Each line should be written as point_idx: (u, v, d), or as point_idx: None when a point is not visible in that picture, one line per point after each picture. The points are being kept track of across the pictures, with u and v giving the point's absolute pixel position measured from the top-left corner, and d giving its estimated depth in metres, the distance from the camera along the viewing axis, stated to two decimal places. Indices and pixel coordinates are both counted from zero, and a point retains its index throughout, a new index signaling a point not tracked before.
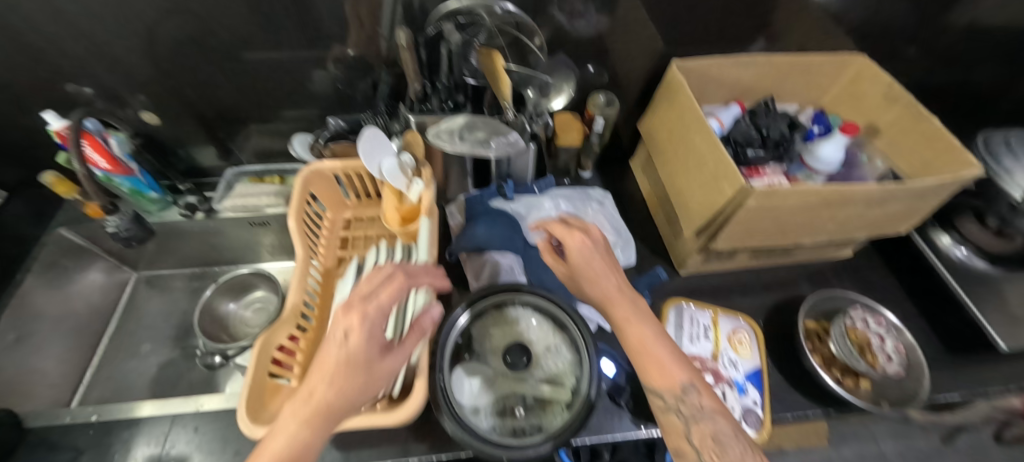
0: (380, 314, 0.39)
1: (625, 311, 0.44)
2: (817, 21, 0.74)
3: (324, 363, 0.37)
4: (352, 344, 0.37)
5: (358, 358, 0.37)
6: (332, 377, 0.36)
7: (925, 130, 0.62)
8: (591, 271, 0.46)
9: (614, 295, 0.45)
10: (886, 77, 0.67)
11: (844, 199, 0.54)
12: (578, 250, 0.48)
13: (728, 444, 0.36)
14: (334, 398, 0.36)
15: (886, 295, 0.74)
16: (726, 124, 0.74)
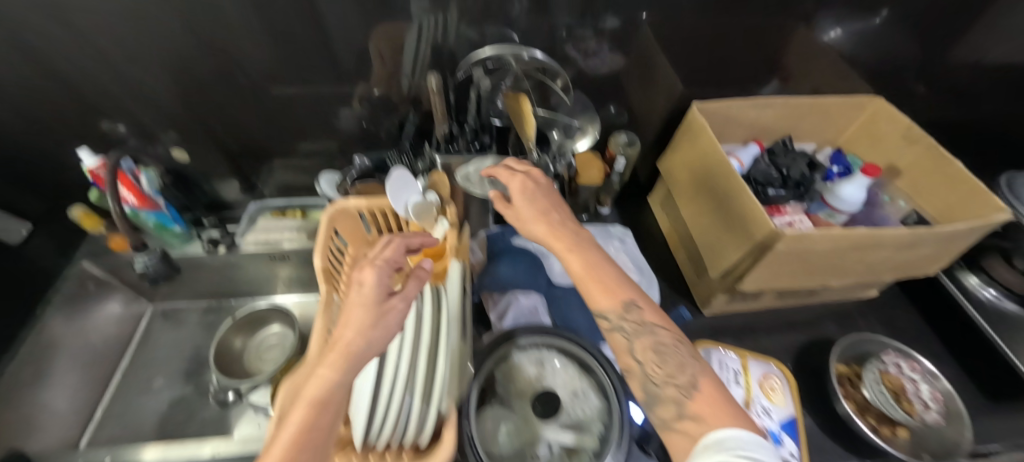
0: (385, 265, 0.42)
1: (568, 243, 0.49)
2: (829, 62, 0.76)
3: (347, 315, 0.39)
4: (364, 292, 0.40)
5: (370, 298, 0.39)
6: (351, 321, 0.38)
7: (949, 173, 0.63)
8: (531, 212, 0.51)
9: (556, 235, 0.49)
10: (904, 120, 0.67)
11: (874, 242, 0.54)
12: (518, 191, 0.53)
13: (668, 353, 0.42)
14: (354, 339, 0.36)
15: (916, 336, 0.72)
16: (746, 163, 0.74)
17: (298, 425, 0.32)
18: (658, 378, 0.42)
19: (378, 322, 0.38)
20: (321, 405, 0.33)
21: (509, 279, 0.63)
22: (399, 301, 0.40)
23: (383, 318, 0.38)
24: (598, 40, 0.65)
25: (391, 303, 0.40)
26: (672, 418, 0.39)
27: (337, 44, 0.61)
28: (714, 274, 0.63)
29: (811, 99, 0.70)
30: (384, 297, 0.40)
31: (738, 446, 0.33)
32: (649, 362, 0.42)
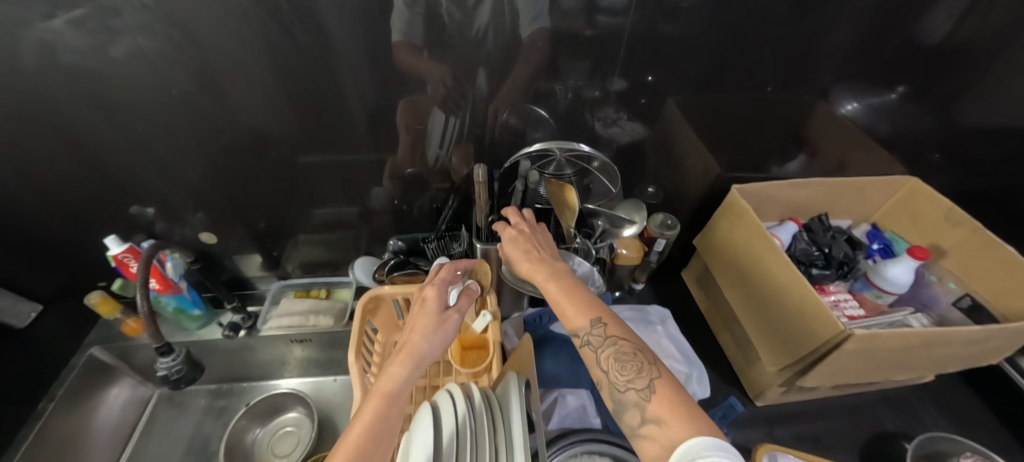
0: (443, 283, 0.49)
1: (545, 271, 0.48)
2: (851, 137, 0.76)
3: (413, 323, 0.47)
4: (426, 307, 0.47)
5: (430, 310, 0.47)
6: (416, 328, 0.45)
7: (1000, 256, 0.61)
8: (514, 248, 0.51)
9: (534, 265, 0.49)
10: (944, 201, 0.67)
11: (943, 339, 0.51)
12: (509, 236, 0.52)
13: (626, 361, 0.39)
14: (418, 342, 0.44)
15: (980, 424, 0.68)
16: (785, 241, 0.73)
17: (375, 413, 0.39)
18: (622, 385, 0.39)
19: (437, 331, 0.45)
20: (390, 400, 0.40)
21: (553, 374, 0.60)
22: (454, 313, 0.47)
23: (441, 326, 0.46)
24: (617, 109, 0.65)
25: (447, 314, 0.47)
26: (635, 424, 0.36)
27: (370, 126, 0.62)
28: (770, 367, 0.60)
29: (845, 179, 0.70)
30: (441, 310, 0.47)
31: (700, 453, 0.31)
32: (611, 370, 0.40)
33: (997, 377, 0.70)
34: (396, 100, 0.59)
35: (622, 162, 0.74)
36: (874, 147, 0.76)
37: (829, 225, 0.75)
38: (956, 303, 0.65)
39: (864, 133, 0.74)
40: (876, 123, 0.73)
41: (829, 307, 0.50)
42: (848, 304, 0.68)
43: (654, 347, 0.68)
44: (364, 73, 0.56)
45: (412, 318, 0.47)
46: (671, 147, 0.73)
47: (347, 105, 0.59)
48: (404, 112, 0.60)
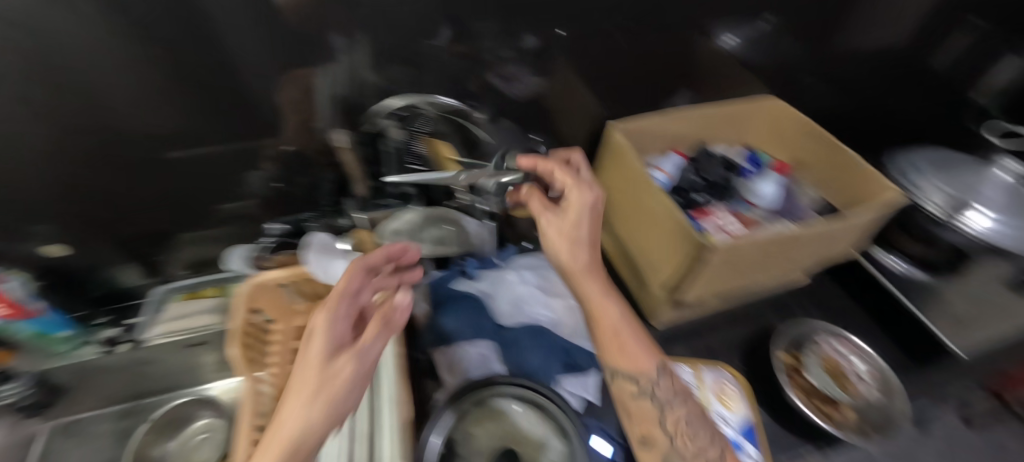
0: (344, 309, 0.41)
1: (597, 286, 0.49)
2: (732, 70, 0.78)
3: (294, 382, 0.38)
4: (312, 354, 0.38)
5: (315, 360, 0.38)
6: (298, 395, 0.36)
7: (844, 160, 0.68)
8: (584, 234, 0.50)
9: (595, 279, 0.50)
10: (800, 116, 0.73)
11: (797, 242, 0.57)
12: (586, 207, 0.51)
13: (696, 427, 0.44)
14: (299, 421, 0.36)
15: (837, 314, 0.79)
16: (671, 173, 0.76)
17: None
18: (690, 453, 0.42)
19: (329, 385, 0.37)
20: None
21: (454, 331, 0.61)
22: (349, 358, 0.39)
23: (327, 382, 0.37)
24: (515, 62, 0.59)
25: (339, 359, 0.38)
26: None
27: (238, 103, 0.53)
28: (658, 289, 0.64)
29: (719, 105, 0.74)
30: (333, 357, 0.38)
31: None
32: (679, 437, 0.43)
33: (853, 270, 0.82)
34: (268, 80, 0.51)
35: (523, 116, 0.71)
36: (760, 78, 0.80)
37: (711, 154, 0.79)
38: (818, 210, 0.73)
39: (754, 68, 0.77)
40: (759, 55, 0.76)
41: (690, 224, 0.54)
42: (728, 216, 0.71)
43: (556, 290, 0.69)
44: (223, 43, 0.46)
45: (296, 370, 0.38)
46: (573, 98, 0.69)
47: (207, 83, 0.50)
48: (285, 89, 0.53)
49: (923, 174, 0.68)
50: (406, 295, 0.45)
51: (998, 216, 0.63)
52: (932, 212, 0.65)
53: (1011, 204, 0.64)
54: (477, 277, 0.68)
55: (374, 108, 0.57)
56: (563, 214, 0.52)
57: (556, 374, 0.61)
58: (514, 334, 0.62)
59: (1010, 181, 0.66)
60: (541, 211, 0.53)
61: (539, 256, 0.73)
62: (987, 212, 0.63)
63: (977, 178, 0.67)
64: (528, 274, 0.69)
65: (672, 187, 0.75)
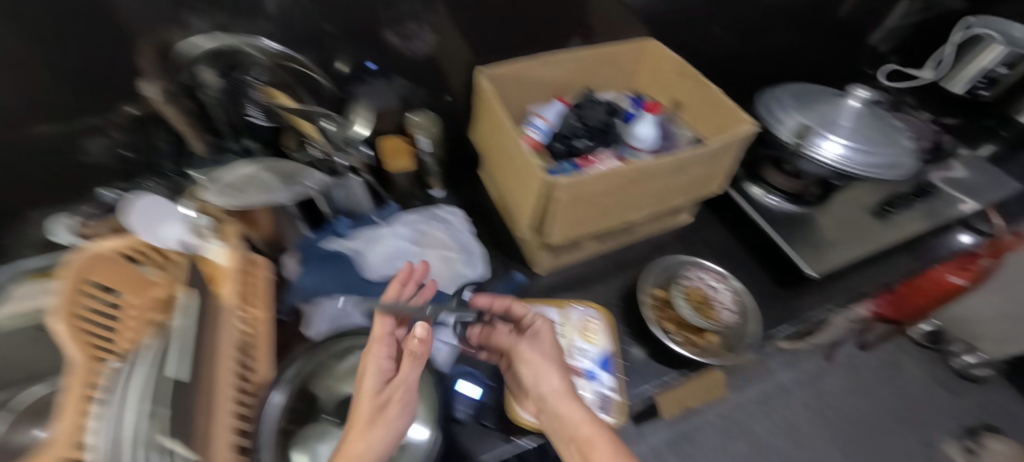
0: (379, 357, 0.44)
1: (583, 416, 0.44)
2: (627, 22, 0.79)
3: (351, 417, 0.39)
4: (364, 393, 0.41)
5: (370, 395, 0.41)
6: (358, 428, 0.38)
7: (711, 97, 0.70)
8: (549, 361, 0.50)
9: (578, 410, 0.44)
10: (674, 55, 0.73)
11: (649, 176, 0.59)
12: (546, 335, 0.52)
13: None
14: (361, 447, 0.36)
15: (720, 248, 0.81)
16: (552, 120, 0.76)
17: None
18: None
19: (376, 427, 0.38)
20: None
21: (315, 287, 0.61)
22: (399, 393, 0.42)
23: (382, 419, 0.39)
24: (415, 20, 0.60)
25: (387, 402, 0.41)
26: None
27: (86, 58, 0.45)
28: (526, 233, 0.64)
29: (596, 48, 0.73)
30: (380, 390, 0.42)
31: None
32: None
33: (727, 205, 0.82)
34: (109, 33, 0.44)
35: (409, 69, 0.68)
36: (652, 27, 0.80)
37: (594, 100, 0.79)
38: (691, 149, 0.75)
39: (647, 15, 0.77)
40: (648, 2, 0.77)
41: (538, 162, 0.54)
42: (608, 159, 0.71)
43: (428, 242, 0.67)
44: None
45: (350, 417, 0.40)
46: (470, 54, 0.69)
47: (27, 36, 0.41)
48: (130, 42, 0.46)
49: (783, 108, 0.70)
50: (422, 323, 0.44)
51: (847, 142, 0.65)
52: (786, 139, 0.67)
53: (858, 130, 0.67)
54: (349, 235, 0.67)
55: (181, 48, 0.49)
56: (535, 342, 0.51)
57: (430, 324, 0.61)
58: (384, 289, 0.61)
59: (857, 108, 0.68)
60: (506, 344, 0.55)
61: (418, 212, 0.72)
62: (839, 141, 0.65)
63: (831, 108, 0.69)
64: (402, 229, 0.67)
65: (551, 134, 0.74)
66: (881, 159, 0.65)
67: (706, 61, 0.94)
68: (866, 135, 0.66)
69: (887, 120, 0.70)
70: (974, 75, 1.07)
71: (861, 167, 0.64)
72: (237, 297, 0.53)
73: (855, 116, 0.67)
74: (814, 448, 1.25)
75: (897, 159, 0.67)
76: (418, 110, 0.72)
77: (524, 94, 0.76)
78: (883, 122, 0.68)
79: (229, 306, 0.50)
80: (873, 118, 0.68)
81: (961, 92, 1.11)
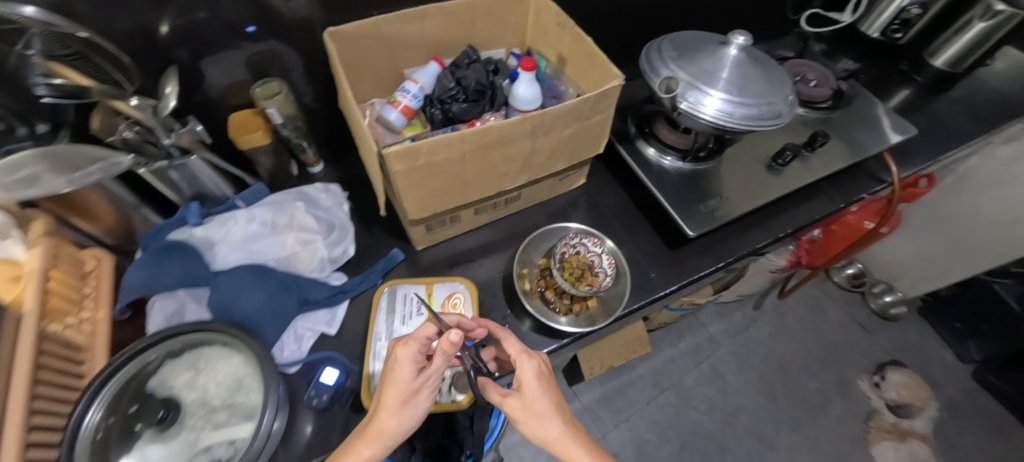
0: (411, 351, 0.45)
1: (581, 447, 0.45)
2: None
3: (384, 392, 0.44)
4: (398, 379, 0.44)
5: (401, 382, 0.44)
6: (395, 409, 0.43)
7: (586, 50, 0.65)
8: (546, 404, 0.46)
9: (572, 435, 0.45)
10: (553, 6, 0.67)
11: (511, 142, 0.55)
12: (533, 376, 0.48)
13: None
14: (393, 425, 0.42)
15: (617, 211, 0.78)
16: (426, 84, 0.71)
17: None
18: None
19: (406, 407, 0.43)
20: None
21: (143, 282, 0.53)
22: (428, 379, 0.45)
23: (411, 401, 0.44)
24: None
25: (419, 387, 0.45)
26: None
27: None
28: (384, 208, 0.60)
29: (466, 1, 0.67)
30: (416, 374, 0.45)
31: None
32: None
33: (621, 166, 0.80)
34: None
35: (263, 33, 0.60)
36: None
37: (475, 59, 0.74)
38: None
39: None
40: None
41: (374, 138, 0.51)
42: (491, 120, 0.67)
43: (288, 223, 0.62)
44: None
45: (384, 390, 0.45)
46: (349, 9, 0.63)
47: None
48: None
49: (663, 61, 0.65)
50: (456, 330, 0.45)
51: (725, 94, 0.61)
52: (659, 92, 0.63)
53: (738, 80, 0.62)
54: (198, 223, 0.61)
55: None
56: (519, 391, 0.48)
57: (291, 310, 0.58)
58: (230, 277, 0.56)
59: (738, 58, 0.64)
60: (500, 397, 0.48)
61: (283, 192, 0.67)
62: (718, 95, 0.61)
63: (711, 57, 0.64)
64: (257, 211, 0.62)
65: (427, 99, 0.70)
66: (760, 110, 0.61)
67: (622, 15, 0.89)
68: (746, 85, 0.62)
69: (770, 69, 0.66)
70: (891, 16, 1.03)
71: (738, 120, 0.60)
72: (46, 308, 0.49)
73: (735, 66, 0.63)
74: (738, 393, 1.31)
75: (781, 108, 0.63)
76: (270, 79, 0.67)
77: (397, 55, 0.70)
78: (762, 73, 0.64)
79: (35, 313, 0.46)
80: (754, 67, 0.64)
81: (877, 35, 1.08)
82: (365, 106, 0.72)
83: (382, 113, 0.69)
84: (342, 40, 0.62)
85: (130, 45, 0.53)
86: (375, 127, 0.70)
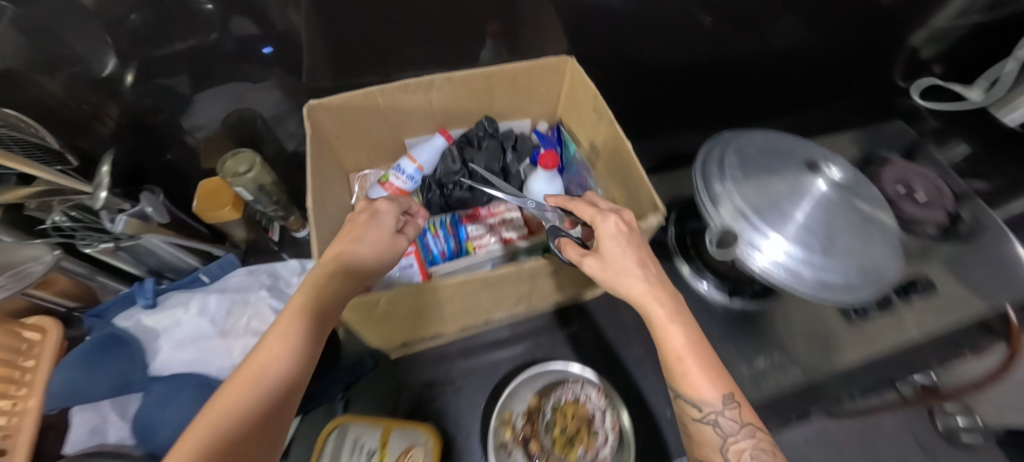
0: (393, 206, 0.41)
1: (666, 305, 0.36)
2: (559, 34, 0.62)
3: (349, 232, 0.38)
4: (373, 227, 0.39)
5: (380, 231, 0.39)
6: (368, 246, 0.37)
7: (623, 153, 0.51)
8: (628, 261, 0.38)
9: (653, 287, 0.37)
10: (591, 87, 0.54)
11: (504, 284, 0.43)
12: (615, 233, 0.39)
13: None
14: (364, 260, 0.37)
15: (636, 330, 0.65)
16: (425, 163, 0.60)
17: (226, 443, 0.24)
18: None
19: (382, 255, 0.38)
20: (310, 340, 0.31)
21: (71, 386, 0.47)
22: (405, 240, 0.41)
23: (389, 253, 0.39)
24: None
25: (395, 242, 0.40)
26: None
27: None
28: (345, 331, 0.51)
29: (485, 71, 0.54)
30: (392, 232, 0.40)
31: None
32: None
33: None
34: None
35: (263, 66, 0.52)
36: (602, 23, 0.62)
37: (491, 133, 0.61)
38: None
39: (594, 7, 0.59)
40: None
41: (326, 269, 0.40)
42: (498, 218, 0.59)
43: (244, 320, 0.54)
44: None
45: (349, 231, 0.39)
46: None
47: None
48: None
49: (721, 177, 0.50)
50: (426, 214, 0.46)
51: (797, 247, 0.45)
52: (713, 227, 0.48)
53: (818, 229, 0.46)
54: (150, 306, 0.54)
55: None
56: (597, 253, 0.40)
57: None
58: (163, 386, 0.49)
59: (826, 197, 0.48)
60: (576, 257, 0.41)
61: (252, 274, 0.59)
62: (790, 246, 0.45)
63: (789, 186, 0.48)
64: (213, 301, 0.54)
65: (426, 181, 0.59)
66: (851, 273, 0.45)
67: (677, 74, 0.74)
68: (829, 239, 0.46)
69: (866, 206, 0.50)
70: None
71: (810, 285, 0.44)
72: None
73: (819, 208, 0.47)
74: None
75: (874, 276, 0.46)
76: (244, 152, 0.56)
77: (399, 125, 0.59)
78: (856, 217, 0.48)
79: None
80: (847, 212, 0.48)
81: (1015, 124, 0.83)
82: (356, 177, 0.62)
83: (371, 191, 0.59)
84: (327, 112, 0.51)
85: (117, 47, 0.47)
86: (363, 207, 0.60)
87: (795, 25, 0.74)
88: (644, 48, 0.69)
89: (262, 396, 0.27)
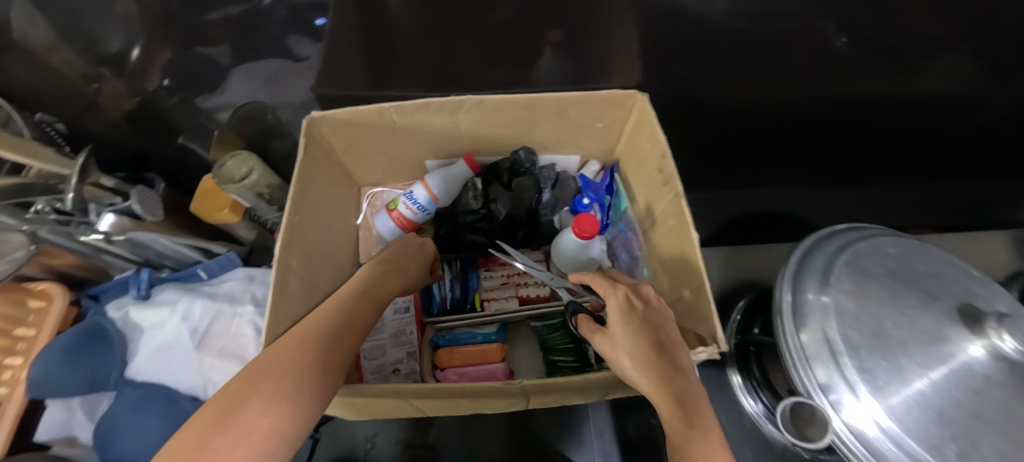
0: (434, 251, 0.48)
1: (683, 399, 0.26)
2: (645, 63, 0.47)
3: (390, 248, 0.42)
4: (422, 252, 0.45)
5: (422, 255, 0.44)
6: (411, 262, 0.42)
7: (685, 239, 0.38)
8: (643, 341, 0.29)
9: (669, 378, 0.27)
10: (661, 141, 0.40)
11: (489, 398, 0.33)
12: (629, 309, 0.31)
13: None
14: (407, 271, 0.41)
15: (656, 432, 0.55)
16: (437, 192, 0.50)
17: (223, 397, 0.25)
18: None
19: (417, 275, 0.43)
20: (356, 308, 0.33)
21: (47, 377, 0.46)
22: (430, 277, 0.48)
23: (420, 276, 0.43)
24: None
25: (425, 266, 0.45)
26: None
27: None
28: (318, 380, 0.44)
29: (526, 98, 0.41)
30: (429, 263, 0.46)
31: None
32: None
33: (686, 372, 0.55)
34: None
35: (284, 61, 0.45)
36: (714, 57, 0.47)
37: (530, 168, 0.50)
38: None
39: (702, 38, 0.44)
40: (734, 12, 0.40)
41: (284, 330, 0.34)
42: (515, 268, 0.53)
43: (225, 337, 0.50)
44: None
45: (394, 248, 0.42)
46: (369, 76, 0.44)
47: None
48: None
49: (818, 295, 0.37)
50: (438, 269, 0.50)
51: (904, 429, 0.31)
52: (805, 388, 0.34)
53: (946, 413, 0.32)
54: (143, 298, 0.52)
55: None
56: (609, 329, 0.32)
57: None
58: (132, 394, 0.47)
59: (979, 369, 0.32)
60: (589, 333, 0.34)
61: (248, 283, 0.55)
62: (913, 440, 0.31)
63: (919, 336, 0.34)
64: (198, 307, 0.51)
65: (445, 211, 0.53)
66: None
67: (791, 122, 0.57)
68: (959, 431, 0.31)
69: None
70: None
71: None
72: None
73: (960, 383, 0.32)
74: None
75: None
76: (237, 154, 0.51)
77: (422, 146, 0.49)
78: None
79: None
80: (1010, 398, 0.32)
81: None
82: (367, 194, 0.56)
83: (376, 217, 0.53)
84: (331, 124, 0.42)
85: (124, 23, 0.40)
86: (369, 231, 0.55)
87: (1004, 88, 0.52)
88: (760, 88, 0.53)
89: (294, 360, 0.27)
